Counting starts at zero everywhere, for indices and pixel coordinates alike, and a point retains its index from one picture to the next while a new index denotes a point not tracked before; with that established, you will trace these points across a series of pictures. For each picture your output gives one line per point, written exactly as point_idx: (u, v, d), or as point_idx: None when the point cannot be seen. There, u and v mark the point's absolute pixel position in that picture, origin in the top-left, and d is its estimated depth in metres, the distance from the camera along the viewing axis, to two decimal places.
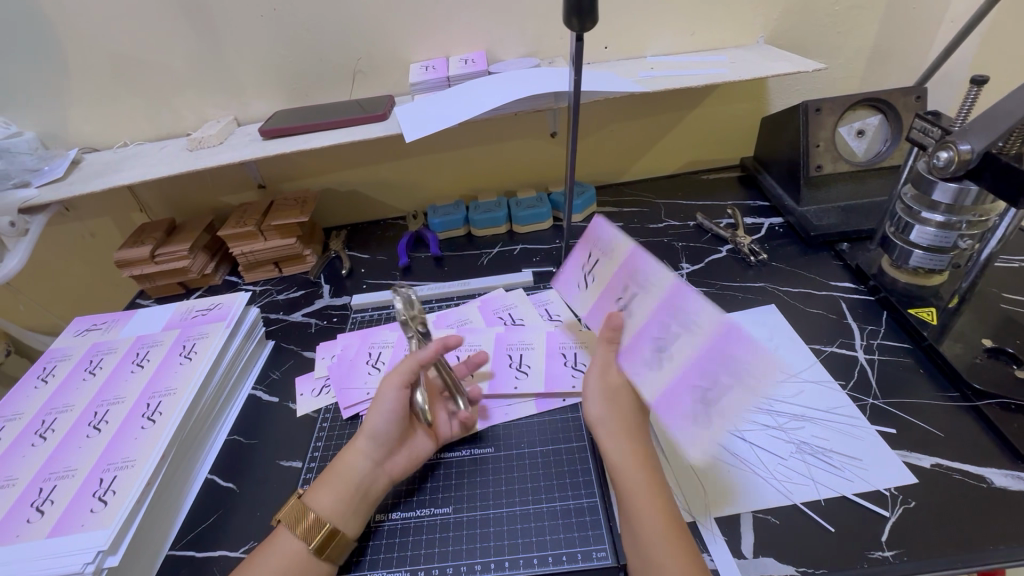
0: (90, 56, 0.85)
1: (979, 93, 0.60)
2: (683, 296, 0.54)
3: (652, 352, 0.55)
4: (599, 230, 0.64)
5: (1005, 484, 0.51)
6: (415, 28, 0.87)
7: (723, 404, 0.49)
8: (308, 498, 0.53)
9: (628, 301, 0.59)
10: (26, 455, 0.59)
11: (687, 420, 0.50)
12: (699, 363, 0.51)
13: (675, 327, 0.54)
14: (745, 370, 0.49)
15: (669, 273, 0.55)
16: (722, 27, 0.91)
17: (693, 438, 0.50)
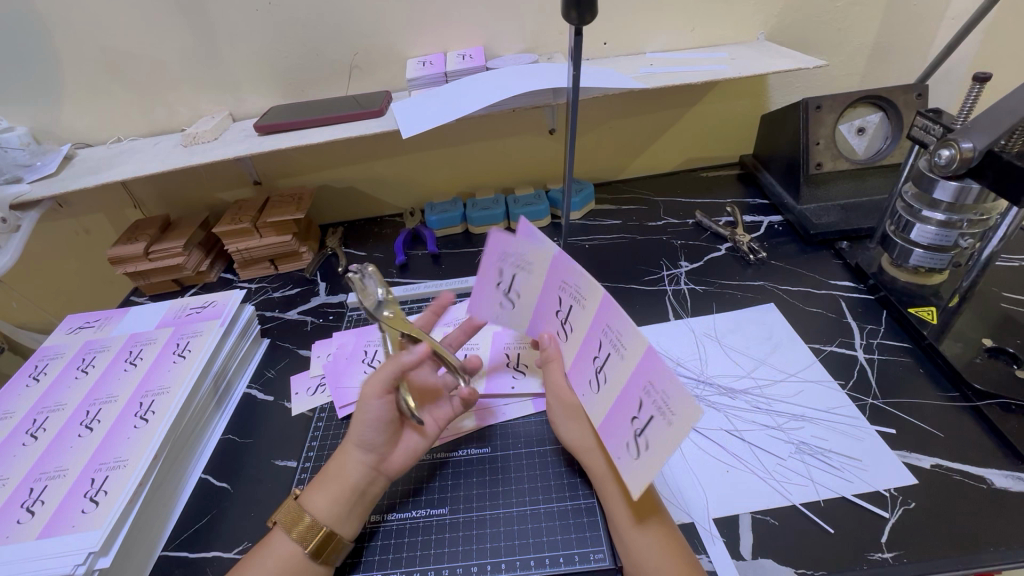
0: (81, 50, 0.84)
1: (981, 90, 0.60)
2: (612, 314, 0.47)
3: (593, 374, 0.51)
4: (512, 238, 0.54)
5: (1005, 485, 0.51)
6: (412, 23, 0.86)
7: (649, 437, 0.43)
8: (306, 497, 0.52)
9: (566, 314, 0.53)
10: (17, 454, 0.59)
11: (622, 452, 0.46)
12: (630, 388, 0.46)
13: (608, 347, 0.48)
14: (666, 404, 0.42)
15: (594, 285, 0.48)
16: (721, 24, 0.90)
17: (631, 466, 0.45)
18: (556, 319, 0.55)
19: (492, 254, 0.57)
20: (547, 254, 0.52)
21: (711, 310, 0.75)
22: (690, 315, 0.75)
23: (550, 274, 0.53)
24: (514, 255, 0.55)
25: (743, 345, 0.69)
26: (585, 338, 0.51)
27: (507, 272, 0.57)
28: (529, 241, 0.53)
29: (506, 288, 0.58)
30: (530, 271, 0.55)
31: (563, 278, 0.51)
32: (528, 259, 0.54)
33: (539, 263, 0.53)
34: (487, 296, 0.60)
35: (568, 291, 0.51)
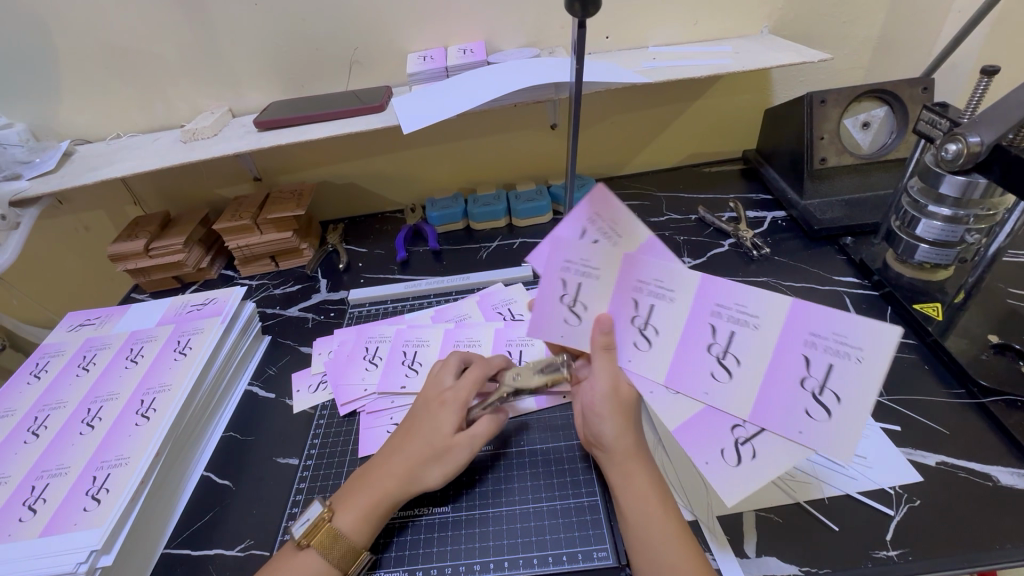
0: (80, 46, 0.83)
1: (989, 84, 0.59)
2: (643, 267, 0.47)
3: (636, 332, 0.50)
4: (590, 207, 0.48)
5: (1011, 483, 0.50)
6: (412, 17, 0.85)
7: (758, 445, 0.45)
8: (346, 520, 0.50)
9: (574, 296, 0.51)
10: (18, 452, 0.59)
11: (800, 423, 0.44)
12: (782, 354, 0.44)
13: (648, 299, 0.48)
14: (832, 393, 0.42)
15: (637, 228, 0.47)
16: (725, 17, 0.89)
17: (722, 472, 0.45)
18: (563, 307, 0.51)
19: (550, 267, 0.50)
20: (618, 250, 0.47)
21: None
22: None
23: (623, 274, 0.48)
24: (579, 260, 0.49)
25: None
26: (616, 309, 0.50)
27: (571, 282, 0.50)
28: (609, 214, 0.47)
29: (569, 300, 0.51)
30: (595, 276, 0.49)
31: (569, 256, 0.49)
32: (593, 262, 0.48)
33: (606, 263, 0.48)
34: (551, 315, 0.52)
35: (576, 268, 0.49)
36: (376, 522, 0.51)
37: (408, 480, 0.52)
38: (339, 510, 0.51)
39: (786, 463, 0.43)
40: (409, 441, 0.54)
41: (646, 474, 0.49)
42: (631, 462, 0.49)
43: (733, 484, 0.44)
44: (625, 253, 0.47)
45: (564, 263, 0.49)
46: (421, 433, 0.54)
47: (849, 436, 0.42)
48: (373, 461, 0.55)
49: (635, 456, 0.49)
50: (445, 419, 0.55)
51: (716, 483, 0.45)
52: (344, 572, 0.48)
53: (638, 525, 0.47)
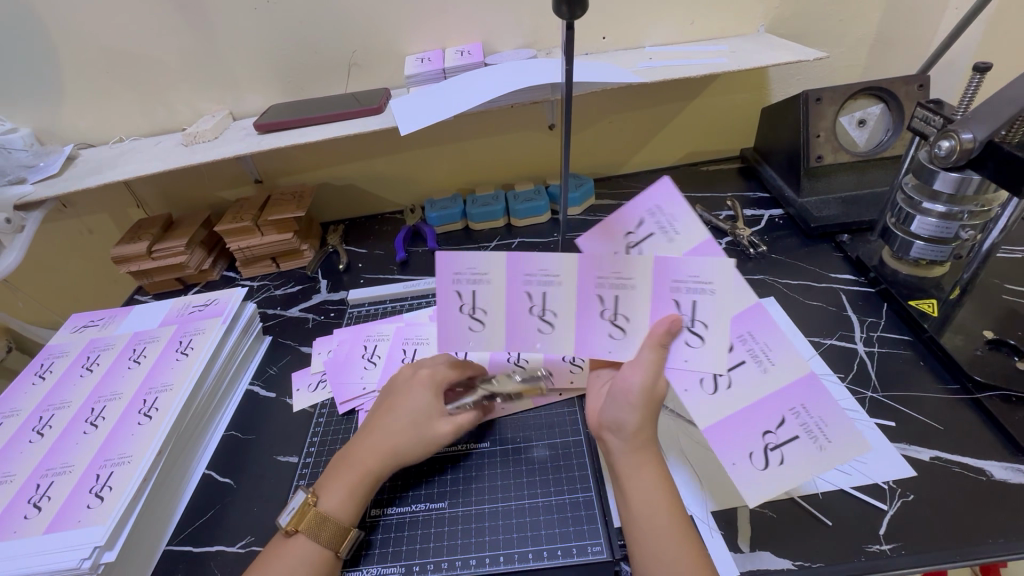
0: (83, 51, 0.84)
1: (981, 81, 0.59)
2: (524, 260, 0.49)
3: (538, 320, 0.52)
4: (657, 196, 0.48)
5: (1005, 477, 0.50)
6: (409, 20, 0.86)
7: (786, 452, 0.46)
8: (330, 502, 0.51)
9: (472, 303, 0.52)
10: (23, 451, 0.60)
11: (747, 381, 0.48)
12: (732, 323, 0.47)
13: (537, 288, 0.50)
14: (767, 352, 0.47)
15: (697, 224, 0.47)
16: (721, 16, 0.89)
17: (749, 474, 0.46)
18: (463, 316, 0.53)
19: (444, 279, 0.51)
20: (499, 255, 0.50)
21: None
22: None
23: (510, 272, 0.50)
24: (468, 270, 0.51)
25: None
26: (509, 307, 0.52)
27: (466, 292, 0.52)
28: (671, 207, 0.47)
29: (470, 308, 0.52)
30: (487, 282, 0.51)
31: (458, 267, 0.51)
32: (480, 269, 0.50)
33: (494, 267, 0.50)
34: (457, 325, 0.53)
35: (465, 278, 0.51)
36: (359, 500, 0.52)
37: (389, 456, 0.54)
38: (323, 494, 0.52)
39: (814, 470, 0.45)
40: (387, 417, 0.56)
41: (654, 464, 0.49)
42: (645, 452, 0.49)
43: (756, 486, 0.46)
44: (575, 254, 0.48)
45: (455, 275, 0.51)
46: (398, 411, 0.56)
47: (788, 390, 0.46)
48: (353, 442, 0.56)
49: (648, 447, 0.49)
50: (418, 395, 0.57)
51: (741, 484, 0.46)
52: (337, 551, 0.49)
53: (650, 517, 0.47)
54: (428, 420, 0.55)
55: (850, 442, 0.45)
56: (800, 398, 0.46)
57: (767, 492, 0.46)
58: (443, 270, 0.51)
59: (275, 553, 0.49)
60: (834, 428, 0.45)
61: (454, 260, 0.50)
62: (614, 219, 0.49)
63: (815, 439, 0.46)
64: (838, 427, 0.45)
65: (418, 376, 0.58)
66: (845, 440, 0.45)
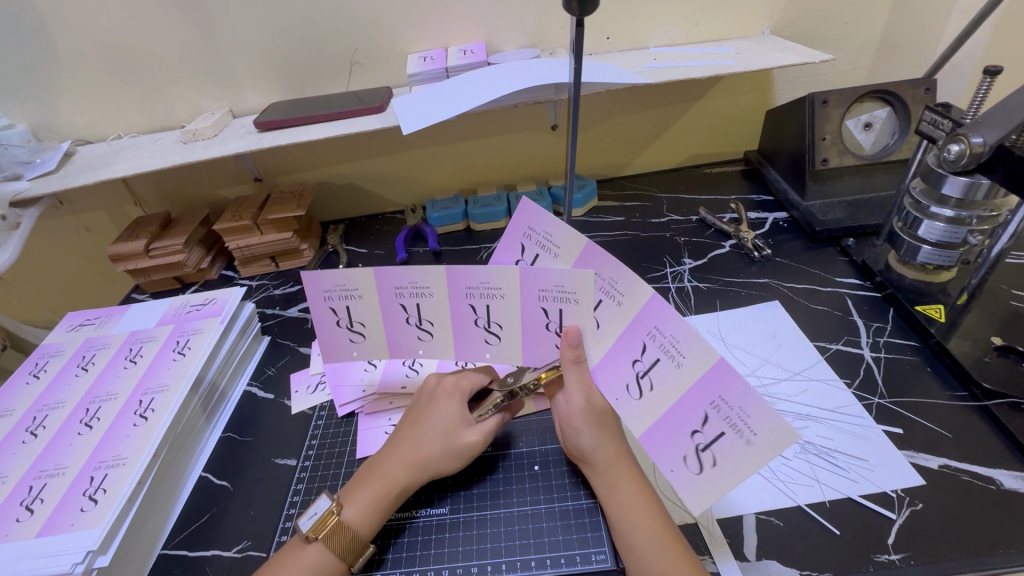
0: (81, 46, 0.83)
1: (992, 84, 0.58)
2: (392, 275, 0.52)
3: (416, 329, 0.56)
4: (525, 222, 0.51)
5: (1015, 486, 0.50)
6: (412, 18, 0.85)
7: (716, 452, 0.44)
8: (351, 513, 0.50)
9: (349, 318, 0.56)
10: (17, 452, 0.59)
11: (659, 378, 0.46)
12: (631, 332, 0.47)
13: (410, 300, 0.53)
14: (676, 346, 0.44)
15: (574, 235, 0.47)
16: (726, 18, 0.89)
17: (688, 478, 0.46)
18: (342, 329, 0.57)
19: (315, 298, 0.55)
20: (437, 269, 0.50)
21: (715, 307, 0.75)
22: (694, 312, 0.74)
23: (381, 287, 0.53)
24: (338, 287, 0.54)
25: (748, 344, 0.68)
26: (387, 318, 0.55)
27: (340, 308, 0.55)
28: (542, 226, 0.50)
29: (348, 323, 0.57)
30: (359, 297, 0.54)
31: (326, 287, 0.54)
32: (351, 285, 0.53)
33: (364, 283, 0.53)
34: (337, 338, 0.58)
35: (336, 295, 0.54)
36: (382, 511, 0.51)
37: (414, 468, 0.53)
38: (346, 504, 0.51)
39: (748, 468, 0.42)
40: (416, 429, 0.55)
41: (633, 477, 0.49)
42: (615, 468, 0.50)
43: (696, 492, 0.45)
44: (446, 268, 0.50)
45: (324, 292, 0.54)
46: (427, 421, 0.56)
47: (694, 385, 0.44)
48: (382, 452, 0.55)
49: (616, 462, 0.50)
50: (449, 406, 0.56)
51: (682, 489, 0.46)
52: (349, 564, 0.49)
53: (629, 531, 0.46)
54: (455, 431, 0.55)
55: (778, 434, 0.40)
56: (719, 390, 0.42)
57: (705, 497, 0.45)
58: (311, 288, 0.54)
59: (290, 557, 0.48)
60: (756, 418, 0.41)
61: (319, 280, 0.53)
62: (506, 247, 0.54)
63: (741, 432, 0.42)
64: (759, 420, 0.41)
65: (445, 384, 0.58)
66: (768, 431, 0.40)
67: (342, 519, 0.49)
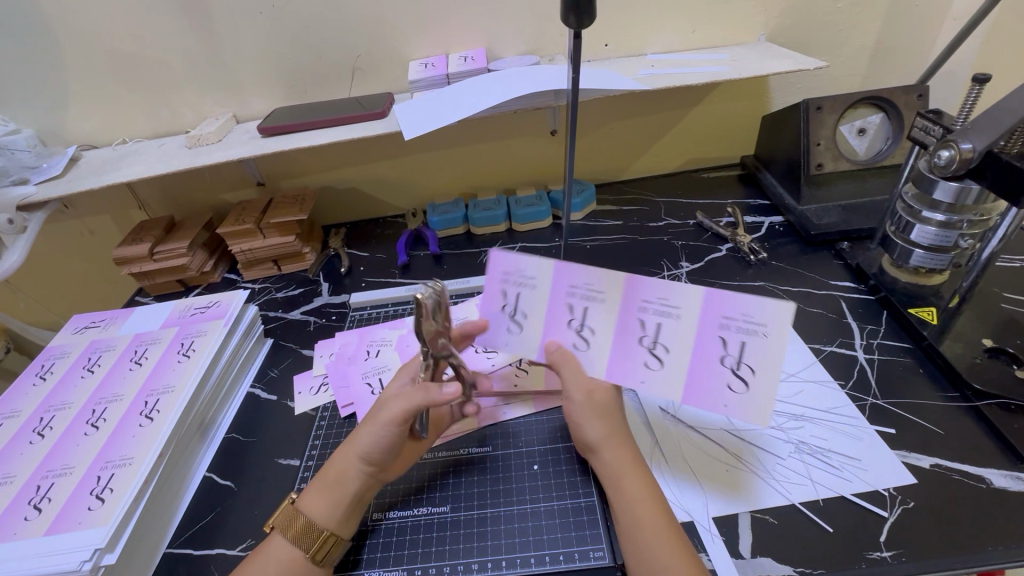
0: (87, 53, 0.84)
1: (981, 91, 0.60)
2: (504, 261, 0.54)
3: (508, 319, 0.56)
4: (563, 278, 0.52)
5: (1005, 485, 0.51)
6: (414, 25, 0.86)
7: (748, 358, 0.49)
8: (306, 503, 0.51)
9: (514, 305, 0.55)
10: (24, 452, 0.59)
11: (665, 346, 0.51)
12: (625, 320, 0.51)
13: (513, 289, 0.54)
14: (666, 302, 0.50)
15: (689, 287, 0.49)
16: (722, 26, 0.90)
17: (742, 401, 0.49)
18: (504, 314, 0.55)
19: (494, 275, 0.55)
20: (550, 264, 0.52)
21: None
22: None
23: (493, 266, 0.54)
24: (519, 272, 0.54)
25: None
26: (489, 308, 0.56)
27: (511, 292, 0.55)
28: (582, 278, 0.52)
29: (511, 309, 0.55)
30: (533, 287, 0.54)
31: (507, 266, 0.54)
32: (531, 273, 0.53)
33: (543, 274, 0.53)
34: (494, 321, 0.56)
35: (512, 280, 0.54)
36: (332, 497, 0.51)
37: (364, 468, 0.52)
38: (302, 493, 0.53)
39: (777, 357, 0.48)
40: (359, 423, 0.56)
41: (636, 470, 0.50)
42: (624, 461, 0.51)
43: (750, 407, 0.49)
44: (554, 264, 0.52)
45: (501, 276, 0.54)
46: (377, 418, 0.53)
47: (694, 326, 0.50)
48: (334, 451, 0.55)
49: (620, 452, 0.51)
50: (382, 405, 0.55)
51: (747, 413, 0.49)
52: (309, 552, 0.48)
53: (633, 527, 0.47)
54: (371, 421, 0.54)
55: (777, 315, 0.47)
56: (719, 309, 0.49)
57: (764, 406, 0.49)
58: (494, 267, 0.54)
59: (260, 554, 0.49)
60: (761, 313, 0.48)
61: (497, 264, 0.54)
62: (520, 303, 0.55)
63: (756, 331, 0.48)
64: (761, 312, 0.48)
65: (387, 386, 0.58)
66: (774, 316, 0.47)
67: (299, 512, 0.50)
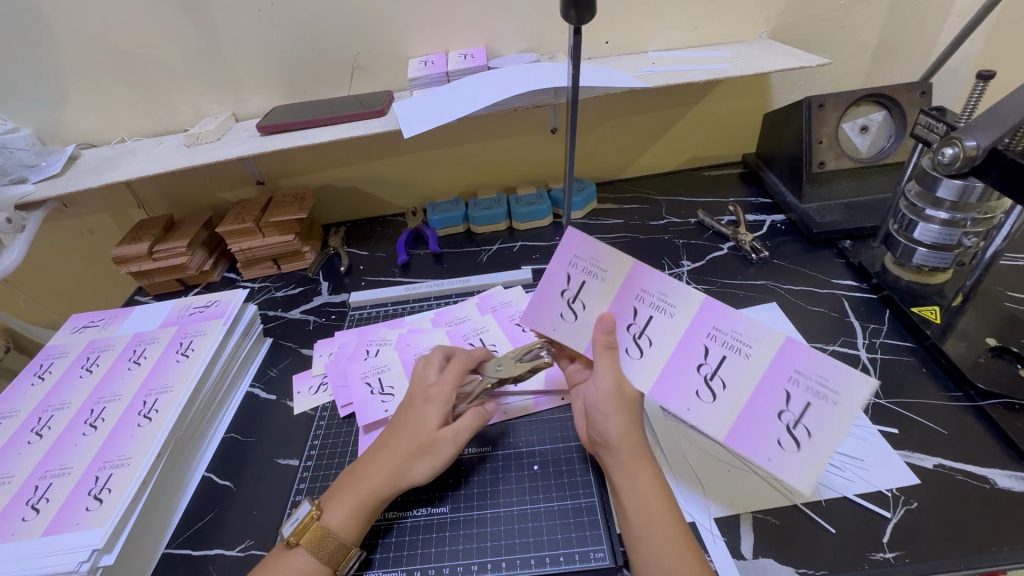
0: (85, 51, 0.84)
1: (985, 88, 0.59)
2: (578, 245, 0.51)
3: (566, 306, 0.54)
4: (570, 250, 0.52)
5: (1009, 485, 0.50)
6: (413, 23, 0.86)
7: (808, 422, 0.44)
8: (332, 516, 0.50)
9: (574, 292, 0.53)
10: (22, 452, 0.59)
11: (716, 383, 0.48)
12: (688, 342, 0.49)
13: (580, 275, 0.52)
14: (739, 339, 0.47)
15: (691, 295, 0.49)
16: (723, 23, 0.90)
17: (788, 463, 0.45)
18: (561, 299, 0.54)
19: (563, 255, 0.53)
20: (627, 258, 0.50)
21: None
22: None
23: (564, 248, 0.52)
24: (589, 259, 0.52)
25: None
26: (547, 286, 0.54)
27: (575, 277, 0.53)
28: (589, 254, 0.52)
29: (569, 295, 0.54)
30: (601, 278, 0.52)
31: (579, 250, 0.52)
32: (602, 263, 0.51)
33: (616, 268, 0.51)
34: (547, 302, 0.55)
35: (582, 265, 0.52)
36: (364, 516, 0.51)
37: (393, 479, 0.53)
38: (327, 509, 0.51)
39: (842, 430, 0.43)
40: (393, 436, 0.55)
41: (650, 473, 0.49)
42: (638, 462, 0.50)
43: (717, 420, 0.48)
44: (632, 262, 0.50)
45: (573, 259, 0.52)
46: (428, 444, 0.54)
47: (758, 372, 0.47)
48: (361, 458, 0.55)
49: (639, 455, 0.50)
50: (430, 416, 0.55)
51: (787, 478, 0.45)
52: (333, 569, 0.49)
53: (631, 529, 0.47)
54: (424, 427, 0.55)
55: (852, 383, 0.43)
56: (790, 363, 0.45)
57: (809, 476, 0.44)
58: (565, 249, 0.52)
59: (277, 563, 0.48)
60: (835, 377, 0.43)
61: (574, 245, 0.52)
62: (547, 279, 0.54)
63: (825, 396, 0.44)
64: (751, 332, 0.47)
65: (427, 392, 0.57)
66: (850, 385, 0.43)
67: (323, 523, 0.50)
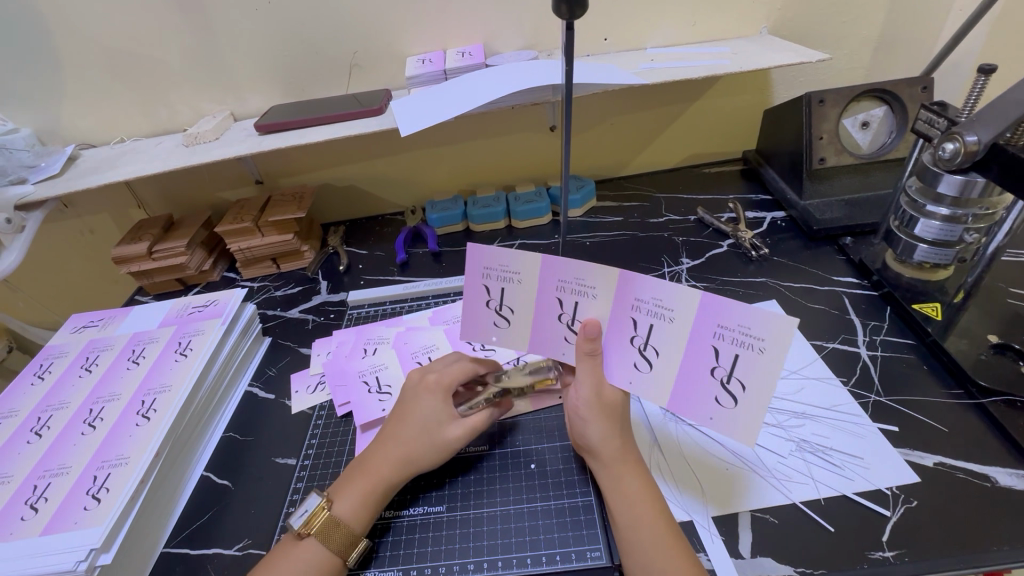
0: (84, 51, 0.84)
1: (986, 82, 0.58)
2: (483, 256, 0.49)
3: (495, 314, 0.52)
4: (481, 260, 0.50)
5: (1010, 483, 0.50)
6: (410, 20, 0.85)
7: (742, 377, 0.44)
8: (342, 506, 0.51)
9: (500, 300, 0.51)
10: (21, 452, 0.59)
11: (650, 354, 0.47)
12: (617, 317, 0.47)
13: (497, 283, 0.50)
14: (660, 305, 0.45)
15: (603, 272, 0.45)
16: (723, 19, 0.89)
17: (728, 416, 0.46)
18: (489, 310, 0.52)
19: (473, 271, 0.51)
20: (533, 256, 0.48)
21: None
22: None
23: (472, 261, 0.50)
24: (500, 266, 0.49)
25: None
26: (470, 302, 0.53)
27: (495, 287, 0.51)
28: (500, 259, 0.49)
29: (496, 305, 0.52)
30: (518, 281, 0.49)
31: (486, 262, 0.50)
32: (513, 268, 0.49)
33: (527, 268, 0.48)
34: (481, 318, 0.53)
35: (494, 275, 0.50)
36: (373, 505, 0.52)
37: (405, 463, 0.54)
38: (336, 499, 0.52)
39: (771, 382, 0.42)
40: (401, 425, 0.56)
41: (638, 477, 0.50)
42: (622, 465, 0.50)
43: (655, 387, 0.48)
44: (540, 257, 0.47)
45: (483, 269, 0.50)
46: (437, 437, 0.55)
47: (687, 334, 0.45)
48: (367, 452, 0.55)
49: (624, 458, 0.50)
50: (429, 403, 0.56)
51: (732, 429, 0.46)
52: (344, 557, 0.49)
53: (630, 527, 0.47)
54: (439, 425, 0.56)
55: (776, 332, 0.41)
56: (713, 318, 0.43)
57: (748, 424, 0.45)
58: (471, 263, 0.50)
59: (282, 556, 0.49)
60: (758, 326, 0.42)
61: (481, 258, 0.49)
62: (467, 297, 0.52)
63: (750, 344, 0.43)
64: (671, 295, 0.44)
65: (426, 380, 0.58)
66: (771, 331, 0.41)
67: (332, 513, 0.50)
